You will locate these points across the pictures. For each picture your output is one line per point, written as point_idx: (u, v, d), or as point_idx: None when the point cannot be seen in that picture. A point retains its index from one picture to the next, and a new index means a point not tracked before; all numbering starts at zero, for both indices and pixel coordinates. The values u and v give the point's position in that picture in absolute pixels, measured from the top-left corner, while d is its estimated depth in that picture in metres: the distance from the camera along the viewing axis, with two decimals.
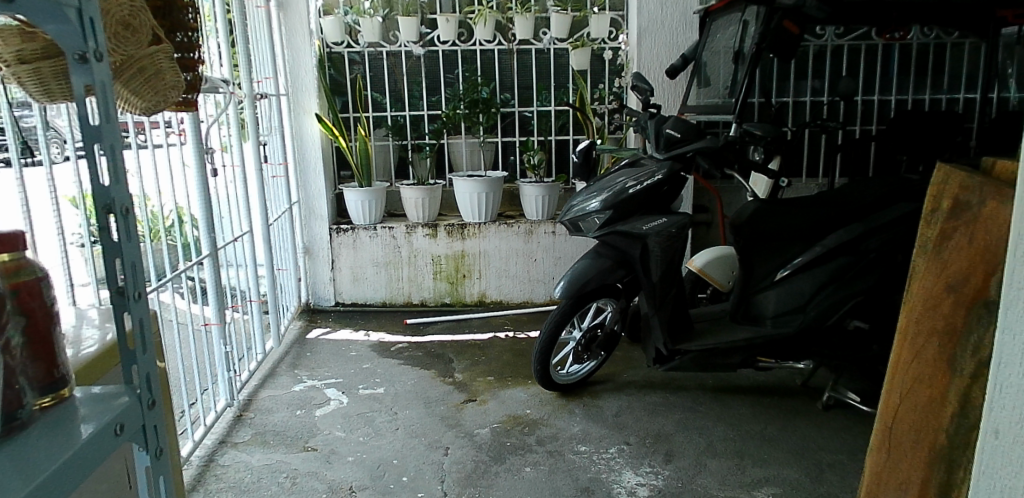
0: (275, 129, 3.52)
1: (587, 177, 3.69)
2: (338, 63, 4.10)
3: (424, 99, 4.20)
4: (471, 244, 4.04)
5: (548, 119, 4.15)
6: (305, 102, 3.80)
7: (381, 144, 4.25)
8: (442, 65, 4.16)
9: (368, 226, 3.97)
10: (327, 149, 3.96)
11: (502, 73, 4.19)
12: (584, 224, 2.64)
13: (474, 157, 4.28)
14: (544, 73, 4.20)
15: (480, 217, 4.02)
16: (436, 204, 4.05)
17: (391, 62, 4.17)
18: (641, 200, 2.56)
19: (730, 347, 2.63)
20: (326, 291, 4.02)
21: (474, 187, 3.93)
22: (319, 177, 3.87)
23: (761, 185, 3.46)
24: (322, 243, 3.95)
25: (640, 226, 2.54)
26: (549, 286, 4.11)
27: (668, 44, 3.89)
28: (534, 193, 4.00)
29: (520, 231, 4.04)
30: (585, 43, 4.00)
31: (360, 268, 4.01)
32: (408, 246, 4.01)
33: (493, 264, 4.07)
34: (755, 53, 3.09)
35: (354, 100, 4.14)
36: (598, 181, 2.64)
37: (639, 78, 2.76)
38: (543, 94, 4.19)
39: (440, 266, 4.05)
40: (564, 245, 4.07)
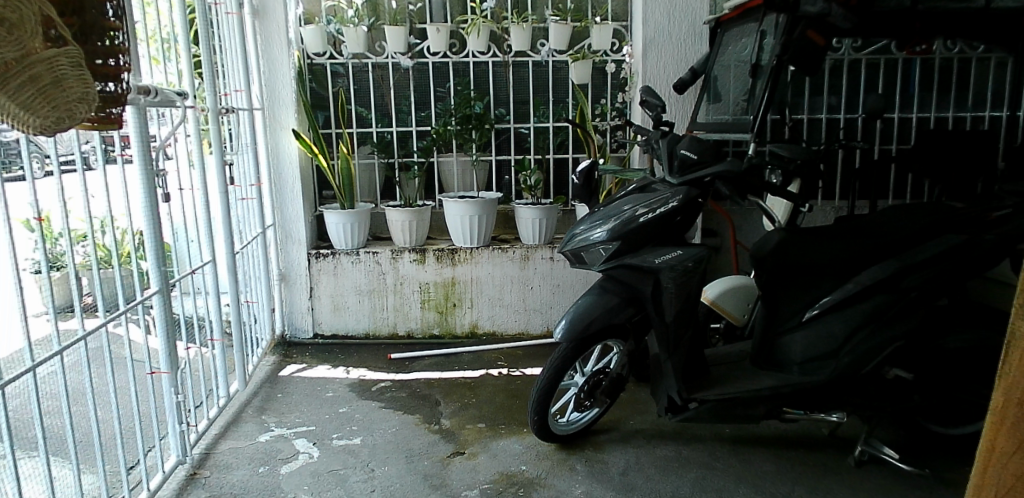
0: (247, 145, 3.22)
1: (589, 200, 3.40)
2: (320, 76, 3.84)
3: (412, 114, 3.91)
4: (461, 270, 3.72)
5: (546, 136, 3.86)
6: (282, 116, 3.50)
7: (366, 162, 3.95)
8: (433, 78, 3.88)
9: (350, 250, 3.66)
10: (306, 167, 3.66)
11: (497, 87, 3.90)
12: (587, 255, 2.33)
13: (466, 177, 3.98)
14: (542, 87, 3.91)
15: (472, 242, 3.71)
16: (425, 228, 3.74)
17: (378, 75, 3.88)
18: (653, 229, 2.25)
19: (753, 397, 2.32)
20: (304, 322, 3.69)
21: (467, 209, 3.62)
22: (297, 197, 3.56)
23: (779, 209, 3.17)
24: (300, 269, 3.63)
25: (652, 259, 2.24)
26: (546, 316, 3.80)
27: (676, 57, 3.61)
28: (530, 216, 3.71)
29: (515, 256, 3.74)
30: (586, 55, 3.72)
31: (341, 296, 3.69)
32: (394, 273, 3.69)
33: (485, 292, 3.76)
34: (775, 66, 2.82)
35: (336, 116, 3.86)
36: (605, 207, 2.34)
37: (648, 91, 2.46)
38: (540, 109, 3.90)
39: (429, 295, 3.74)
40: (562, 272, 3.77)
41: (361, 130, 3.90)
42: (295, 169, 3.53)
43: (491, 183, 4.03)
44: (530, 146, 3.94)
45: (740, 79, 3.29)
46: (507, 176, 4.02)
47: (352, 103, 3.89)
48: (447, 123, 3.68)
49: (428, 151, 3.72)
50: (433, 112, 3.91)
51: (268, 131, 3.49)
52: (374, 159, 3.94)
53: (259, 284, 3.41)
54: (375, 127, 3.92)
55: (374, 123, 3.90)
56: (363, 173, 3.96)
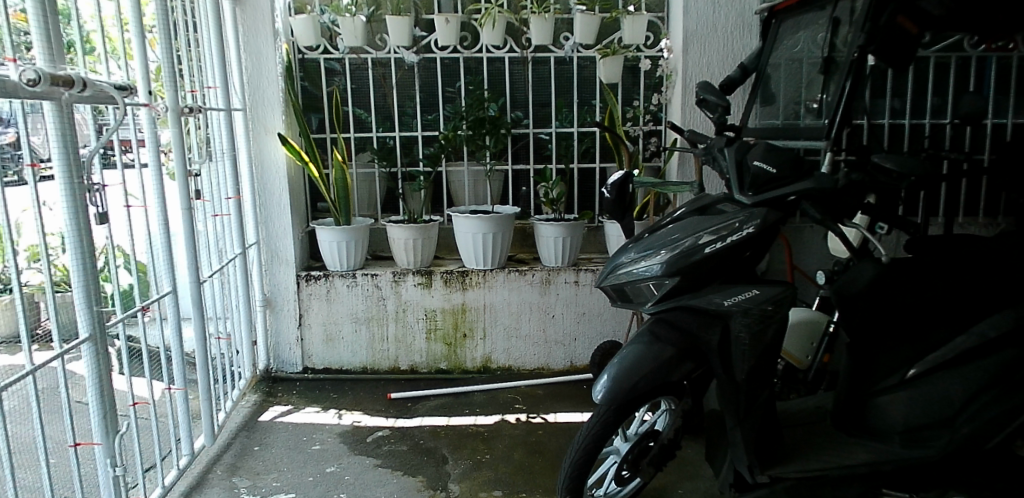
0: (225, 152, 2.77)
1: (622, 217, 2.92)
2: (313, 74, 3.38)
3: (418, 116, 3.43)
4: (473, 295, 3.24)
5: (571, 142, 3.37)
6: (267, 118, 3.05)
7: (364, 170, 3.48)
8: (441, 77, 3.41)
9: (346, 272, 3.19)
10: (296, 177, 3.20)
11: (514, 87, 3.43)
12: (633, 292, 1.86)
13: (479, 188, 3.51)
14: (565, 87, 3.43)
15: (484, 264, 3.23)
16: (431, 247, 3.27)
17: (378, 72, 3.42)
18: (720, 261, 1.77)
19: (844, 476, 1.84)
20: (291, 354, 3.21)
21: (479, 226, 3.15)
22: (285, 211, 3.10)
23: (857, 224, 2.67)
24: (288, 294, 3.16)
25: (719, 300, 1.76)
26: (569, 349, 3.32)
27: (721, 52, 3.13)
28: (551, 234, 3.24)
29: (534, 280, 3.26)
30: (616, 50, 3.24)
31: (335, 325, 3.21)
32: (395, 299, 3.21)
33: (500, 321, 3.28)
34: (857, 58, 2.30)
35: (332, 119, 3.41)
36: (657, 233, 1.87)
37: (707, 88, 1.99)
38: (564, 111, 3.43)
39: (435, 324, 3.25)
40: (588, 298, 3.28)
41: (360, 135, 3.45)
42: (283, 178, 3.07)
43: (506, 195, 3.55)
44: (551, 153, 3.46)
45: (801, 78, 2.81)
46: (524, 187, 3.54)
47: (349, 104, 3.42)
48: (457, 126, 3.21)
49: (437, 158, 3.25)
50: (442, 115, 3.45)
51: (252, 135, 3.05)
52: (374, 168, 3.48)
53: (239, 313, 2.94)
54: (375, 132, 3.46)
55: (374, 127, 3.44)
56: (361, 182, 3.49)
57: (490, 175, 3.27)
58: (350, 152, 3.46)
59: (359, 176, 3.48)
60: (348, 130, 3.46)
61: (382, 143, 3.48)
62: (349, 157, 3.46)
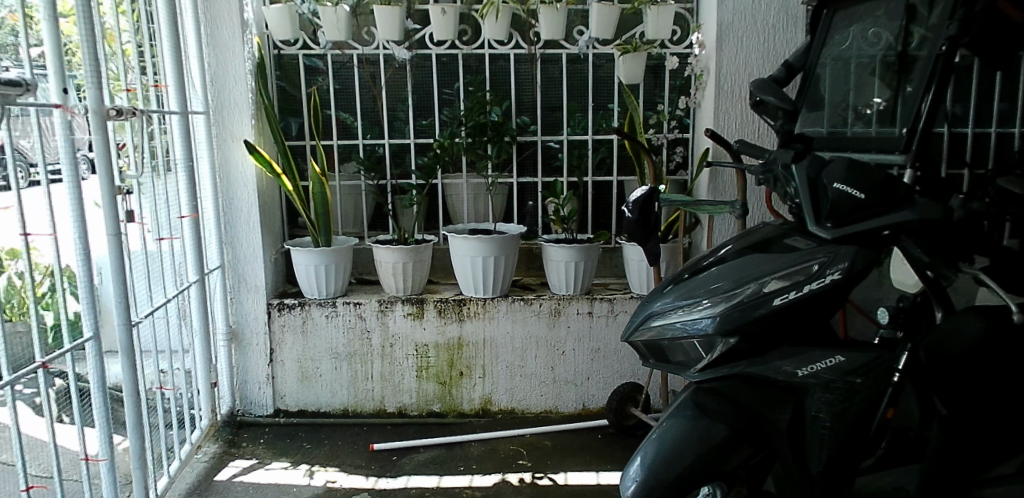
0: (179, 163, 2.35)
1: (646, 241, 2.50)
2: (290, 73, 2.96)
3: (410, 120, 3.00)
4: (471, 328, 2.80)
5: (586, 152, 2.94)
6: (233, 124, 2.63)
7: (347, 181, 3.05)
8: (436, 76, 2.99)
9: (324, 301, 2.75)
10: (268, 191, 2.78)
11: (520, 88, 2.99)
12: (674, 352, 1.44)
13: (480, 202, 3.08)
14: (580, 89, 2.99)
15: (485, 292, 2.79)
16: (424, 272, 2.84)
17: (364, 71, 3.00)
18: (792, 316, 1.32)
19: None
20: (261, 394, 2.79)
21: (478, 249, 2.72)
22: (254, 230, 2.68)
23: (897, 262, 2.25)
24: (257, 324, 2.73)
25: (791, 370, 1.33)
26: (581, 390, 2.88)
27: (761, 49, 2.69)
28: (562, 259, 2.81)
29: (542, 310, 2.81)
30: (638, 46, 2.80)
31: (311, 361, 2.78)
32: (381, 331, 2.78)
33: (502, 358, 2.84)
34: (944, 53, 1.82)
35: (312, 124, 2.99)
36: (704, 274, 1.44)
37: (764, 86, 1.57)
38: (578, 116, 3.00)
39: (427, 360, 2.82)
40: (603, 332, 2.84)
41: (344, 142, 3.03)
42: (251, 193, 2.65)
43: (511, 211, 3.12)
44: (563, 163, 3.03)
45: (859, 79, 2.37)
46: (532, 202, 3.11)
47: (332, 106, 3.01)
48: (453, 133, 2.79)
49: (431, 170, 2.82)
50: (438, 120, 3.03)
51: (216, 144, 2.63)
52: (361, 179, 3.05)
53: (197, 349, 2.52)
54: (361, 138, 3.03)
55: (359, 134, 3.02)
56: (345, 195, 3.06)
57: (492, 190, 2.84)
58: (331, 161, 3.04)
59: (342, 189, 3.05)
60: (330, 137, 3.04)
61: (370, 151, 3.06)
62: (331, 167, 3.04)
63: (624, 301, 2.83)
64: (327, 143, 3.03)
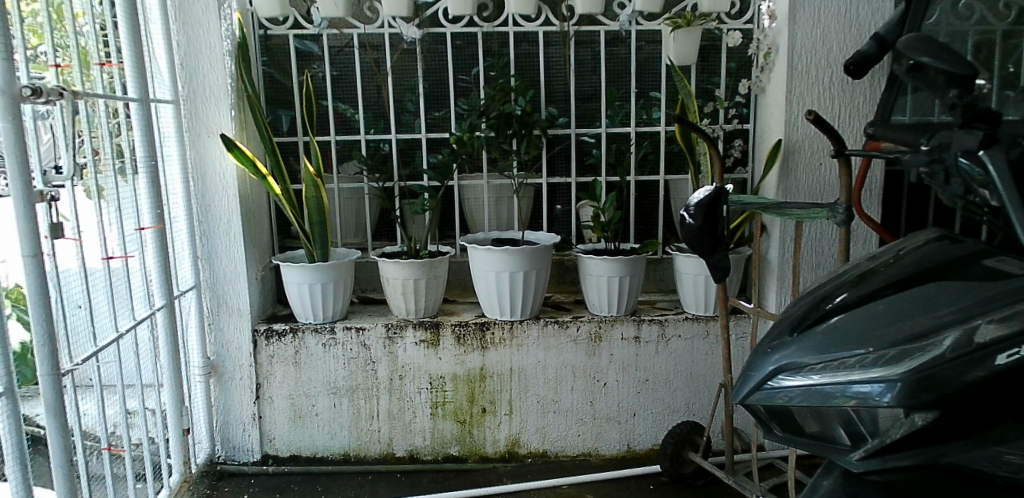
0: (140, 163, 1.92)
1: (713, 250, 2.05)
2: (280, 58, 2.52)
3: (421, 111, 2.56)
4: (496, 357, 2.36)
5: (629, 147, 2.49)
6: (209, 116, 2.19)
7: (348, 184, 2.61)
8: (452, 60, 2.54)
9: (321, 327, 2.31)
10: (254, 196, 2.33)
11: (550, 73, 2.55)
12: (816, 422, 1.01)
13: (504, 207, 2.63)
14: (621, 73, 2.54)
15: (513, 314, 2.34)
16: (439, 290, 2.39)
17: (367, 54, 2.55)
18: (1019, 382, 0.87)
19: None
20: (245, 437, 2.34)
21: (505, 262, 2.27)
22: (235, 243, 2.23)
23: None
24: (240, 355, 2.28)
25: (1018, 463, 0.90)
26: (625, 429, 2.42)
27: (842, 20, 2.24)
28: (603, 273, 2.36)
29: (580, 335, 2.36)
30: (693, 20, 2.36)
31: (305, 398, 2.34)
32: (388, 362, 2.33)
33: (532, 392, 2.39)
34: None
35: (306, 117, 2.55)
36: (863, 317, 0.99)
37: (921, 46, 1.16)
38: (618, 104, 2.56)
39: (444, 395, 2.37)
40: (652, 361, 2.39)
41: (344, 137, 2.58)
42: (232, 199, 2.21)
43: (539, 216, 2.67)
44: (601, 160, 2.58)
45: None
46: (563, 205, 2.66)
47: (328, 96, 2.57)
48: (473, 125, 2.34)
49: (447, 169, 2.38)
50: (454, 112, 2.58)
51: (189, 139, 2.19)
52: (364, 181, 2.61)
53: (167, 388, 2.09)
54: (364, 133, 2.59)
55: (361, 128, 2.57)
56: (345, 200, 2.62)
57: (520, 192, 2.40)
58: (329, 160, 2.60)
59: (342, 193, 2.61)
60: (328, 132, 2.59)
61: (375, 149, 2.61)
62: (329, 167, 2.60)
63: (677, 323, 2.38)
64: (324, 140, 2.58)
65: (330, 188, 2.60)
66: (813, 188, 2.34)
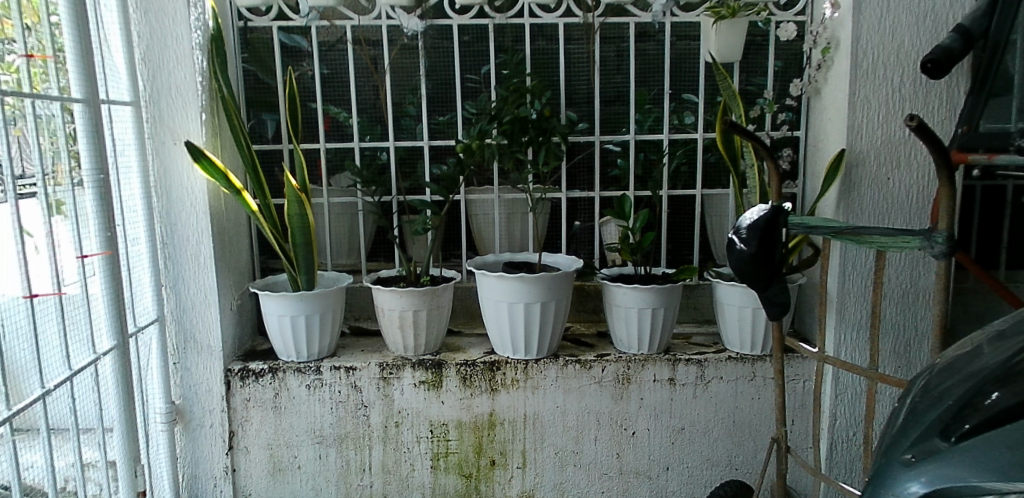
0: (86, 174, 1.57)
1: (767, 282, 1.73)
2: (263, 53, 2.21)
3: (424, 115, 2.23)
4: (507, 402, 2.03)
5: (663, 157, 2.16)
6: (175, 119, 1.85)
7: (340, 198, 2.30)
8: (459, 56, 2.22)
9: (304, 366, 1.99)
10: (227, 212, 2.00)
11: (571, 71, 2.22)
12: None
13: (517, 225, 2.31)
14: (652, 72, 2.22)
15: (528, 352, 2.01)
16: (442, 322, 2.06)
17: (361, 49, 2.23)
18: None
19: None
20: (217, 492, 2.02)
21: (520, 291, 1.94)
22: (204, 268, 1.90)
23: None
24: (210, 398, 1.96)
25: None
26: (656, 484, 2.09)
27: (919, 10, 1.91)
28: (634, 304, 2.02)
29: (605, 377, 2.03)
30: (738, 9, 2.02)
31: (285, 448, 2.01)
32: (382, 407, 2.01)
33: (549, 442, 2.06)
34: None
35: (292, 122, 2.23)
36: None
37: None
38: (649, 108, 2.23)
39: (447, 445, 2.04)
40: (689, 407, 2.06)
41: (336, 145, 2.26)
42: (201, 217, 1.88)
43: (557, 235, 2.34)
44: (629, 172, 2.25)
45: None
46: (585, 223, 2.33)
47: (318, 98, 2.25)
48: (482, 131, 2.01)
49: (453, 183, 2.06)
50: (460, 116, 2.26)
51: (150, 146, 1.85)
52: (359, 195, 2.29)
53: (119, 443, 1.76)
54: (359, 140, 2.27)
55: (355, 134, 2.26)
56: (337, 216, 2.31)
57: (537, 209, 2.07)
58: (319, 170, 2.28)
59: (333, 208, 2.30)
60: (317, 138, 2.27)
61: (370, 158, 2.30)
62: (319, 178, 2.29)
63: (718, 364, 2.06)
64: (312, 148, 2.27)
65: (319, 202, 2.28)
66: (880, 207, 2.00)
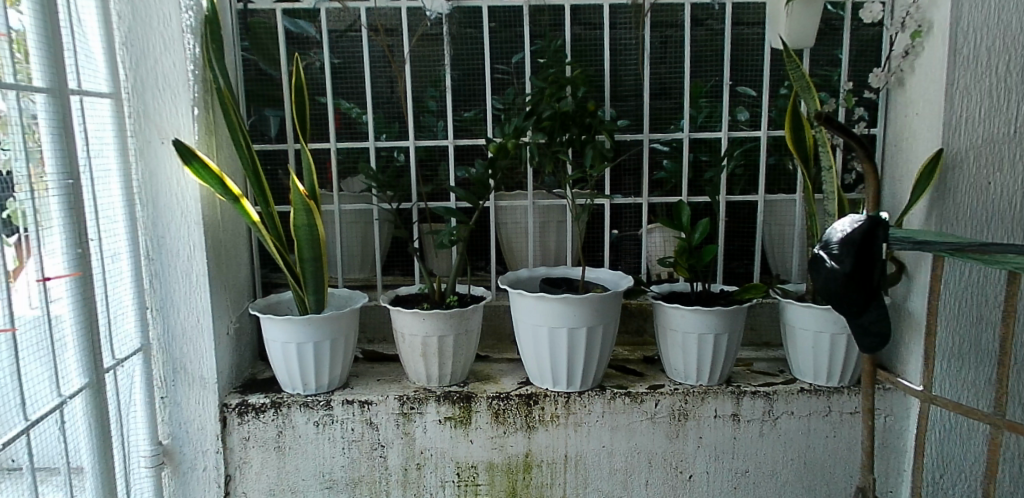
0: (50, 179, 1.31)
1: (863, 305, 1.47)
2: (265, 40, 1.95)
3: (449, 110, 1.96)
4: (545, 441, 1.77)
5: (723, 158, 1.88)
6: (161, 113, 1.58)
7: (352, 204, 2.03)
8: (489, 43, 1.96)
9: (312, 400, 1.72)
10: (223, 223, 1.73)
11: (617, 60, 1.95)
12: None
13: (551, 235, 2.05)
14: (707, 61, 1.95)
15: (571, 384, 1.74)
16: (471, 349, 1.79)
17: (377, 34, 1.96)
18: None
19: None
20: None
21: (562, 315, 1.67)
22: (197, 288, 1.63)
23: None
24: (203, 438, 1.70)
25: None
26: None
27: None
28: (694, 330, 1.75)
29: (658, 413, 1.77)
30: None
31: (291, 494, 1.76)
32: (401, 447, 1.75)
33: (593, 486, 1.80)
34: None
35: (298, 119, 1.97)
36: None
37: None
38: (703, 103, 1.97)
39: (476, 490, 1.79)
40: (754, 447, 1.81)
41: (348, 144, 2.00)
42: (193, 229, 1.60)
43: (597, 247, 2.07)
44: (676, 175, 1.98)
45: None
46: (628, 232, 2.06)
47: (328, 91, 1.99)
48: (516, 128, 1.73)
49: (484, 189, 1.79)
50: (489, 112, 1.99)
51: (134, 144, 1.58)
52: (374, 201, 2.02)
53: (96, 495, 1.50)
54: (374, 139, 2.00)
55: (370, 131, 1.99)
56: (349, 225, 2.04)
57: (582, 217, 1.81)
58: (328, 174, 2.02)
59: (345, 216, 2.03)
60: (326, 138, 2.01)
61: (387, 159, 2.03)
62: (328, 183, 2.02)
63: (788, 398, 1.79)
64: (321, 148, 2.00)
65: (329, 210, 2.02)
66: (980, 219, 1.72)
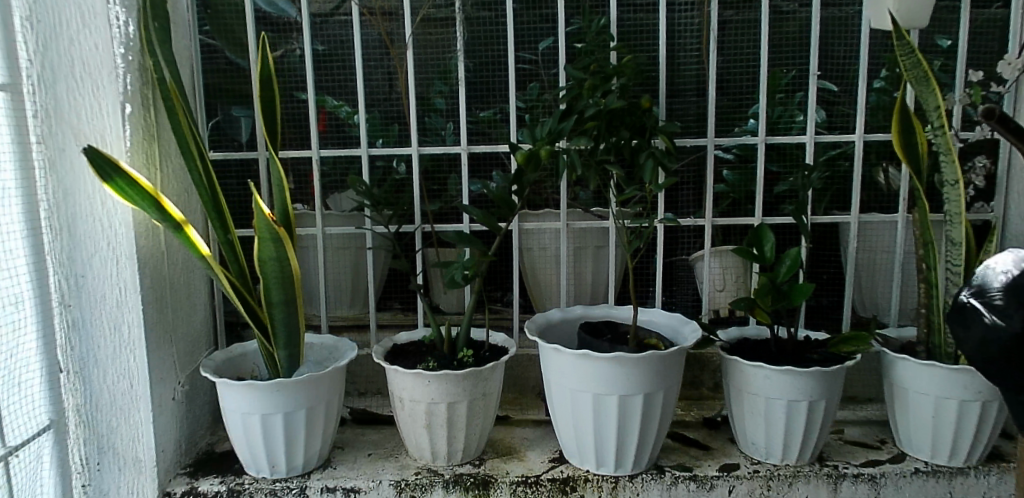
0: None
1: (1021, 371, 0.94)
2: (231, 22, 1.56)
3: (462, 106, 1.55)
4: None
5: (811, 168, 1.48)
6: (81, 113, 1.18)
7: (340, 226, 1.64)
8: (512, 24, 1.56)
9: (286, 485, 1.34)
10: (168, 253, 1.34)
11: (673, 45, 1.55)
12: None
13: (587, 263, 1.65)
14: (788, 45, 1.57)
15: (623, 466, 1.34)
16: (490, 418, 1.39)
17: (374, 13, 1.57)
18: None
19: None
20: None
21: (612, 379, 1.26)
22: (129, 343, 1.25)
23: None
24: None
25: None
26: None
27: None
28: (783, 396, 1.33)
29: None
30: None
31: None
32: None
33: None
34: None
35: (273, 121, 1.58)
36: None
37: None
38: (782, 99, 1.59)
39: None
40: None
41: (333, 152, 1.60)
42: (123, 265, 1.23)
43: (643, 279, 1.67)
44: (740, 188, 1.64)
45: None
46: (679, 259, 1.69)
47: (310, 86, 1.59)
48: (550, 127, 1.32)
49: (510, 209, 1.39)
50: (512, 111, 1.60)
51: (39, 157, 1.17)
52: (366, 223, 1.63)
53: None
54: (367, 146, 1.61)
55: (362, 136, 1.59)
56: (337, 251, 1.65)
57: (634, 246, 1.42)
58: (310, 188, 1.62)
59: (331, 239, 1.64)
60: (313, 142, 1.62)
61: (383, 170, 1.64)
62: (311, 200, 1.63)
63: (901, 482, 1.39)
64: (300, 156, 1.61)
65: (310, 233, 1.62)
66: None
